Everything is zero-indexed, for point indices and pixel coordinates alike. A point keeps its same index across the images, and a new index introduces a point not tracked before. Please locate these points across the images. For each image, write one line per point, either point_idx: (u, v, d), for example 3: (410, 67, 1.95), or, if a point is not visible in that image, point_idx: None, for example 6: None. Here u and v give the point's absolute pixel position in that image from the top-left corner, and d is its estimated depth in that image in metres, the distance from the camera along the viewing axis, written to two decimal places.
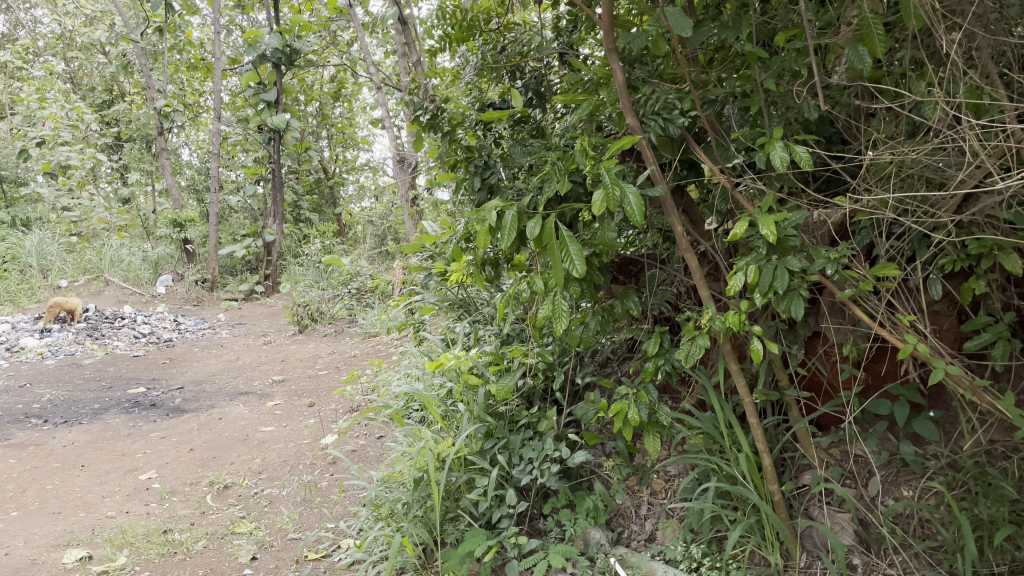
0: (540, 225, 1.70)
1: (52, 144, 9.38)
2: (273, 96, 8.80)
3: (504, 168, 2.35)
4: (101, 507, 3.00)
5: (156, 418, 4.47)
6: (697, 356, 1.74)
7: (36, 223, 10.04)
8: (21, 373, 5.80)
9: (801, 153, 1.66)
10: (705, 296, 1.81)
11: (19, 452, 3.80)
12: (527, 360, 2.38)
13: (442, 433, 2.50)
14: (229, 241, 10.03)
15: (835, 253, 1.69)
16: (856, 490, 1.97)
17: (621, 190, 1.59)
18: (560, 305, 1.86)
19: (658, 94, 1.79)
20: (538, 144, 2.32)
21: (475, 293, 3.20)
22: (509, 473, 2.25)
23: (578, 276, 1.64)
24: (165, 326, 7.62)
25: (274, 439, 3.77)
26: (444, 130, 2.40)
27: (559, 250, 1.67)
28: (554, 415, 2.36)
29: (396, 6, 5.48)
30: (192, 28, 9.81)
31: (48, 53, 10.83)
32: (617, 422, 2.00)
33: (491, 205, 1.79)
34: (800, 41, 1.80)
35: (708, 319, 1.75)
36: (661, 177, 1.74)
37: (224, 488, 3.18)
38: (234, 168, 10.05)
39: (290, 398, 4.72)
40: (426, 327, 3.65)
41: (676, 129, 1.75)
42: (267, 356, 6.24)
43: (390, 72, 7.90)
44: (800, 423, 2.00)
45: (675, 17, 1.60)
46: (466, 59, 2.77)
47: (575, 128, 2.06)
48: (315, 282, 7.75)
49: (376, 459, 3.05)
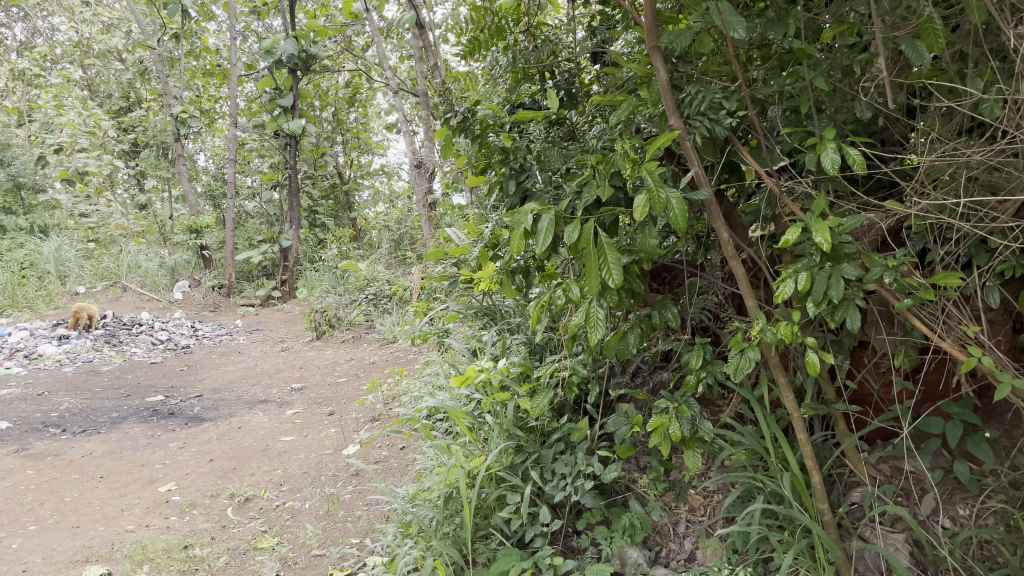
0: (578, 230, 1.60)
1: (70, 151, 9.39)
2: (289, 101, 8.80)
3: (540, 171, 2.23)
4: (121, 521, 2.94)
5: (174, 427, 4.41)
6: (746, 369, 1.65)
7: (54, 230, 10.07)
8: (39, 381, 5.77)
9: (855, 155, 1.56)
10: (752, 306, 1.72)
11: (37, 463, 3.76)
12: (560, 373, 2.29)
13: (471, 448, 2.41)
14: (245, 246, 10.01)
15: (894, 261, 1.59)
16: (910, 508, 1.87)
17: (665, 194, 1.51)
18: (597, 314, 1.77)
19: (704, 94, 1.69)
20: (574, 147, 2.19)
21: (499, 300, 3.12)
22: (541, 489, 2.17)
23: (616, 286, 1.55)
24: (182, 332, 7.59)
25: (294, 450, 3.70)
26: (474, 133, 2.30)
27: (598, 258, 1.58)
28: (587, 428, 2.27)
29: (412, 9, 5.44)
30: (208, 34, 9.82)
31: (66, 60, 10.87)
32: (657, 437, 1.91)
33: (527, 209, 1.70)
34: (853, 37, 1.71)
35: (759, 330, 1.65)
36: (706, 181, 1.65)
37: (245, 500, 3.11)
38: (250, 173, 10.05)
39: (309, 406, 4.66)
40: (450, 336, 3.57)
41: (723, 130, 1.66)
42: (285, 363, 6.18)
43: (406, 76, 7.86)
44: (851, 439, 1.90)
45: (726, 13, 1.51)
46: (493, 58, 2.67)
47: (613, 131, 1.96)
48: (331, 288, 7.71)
49: (400, 472, 2.97)
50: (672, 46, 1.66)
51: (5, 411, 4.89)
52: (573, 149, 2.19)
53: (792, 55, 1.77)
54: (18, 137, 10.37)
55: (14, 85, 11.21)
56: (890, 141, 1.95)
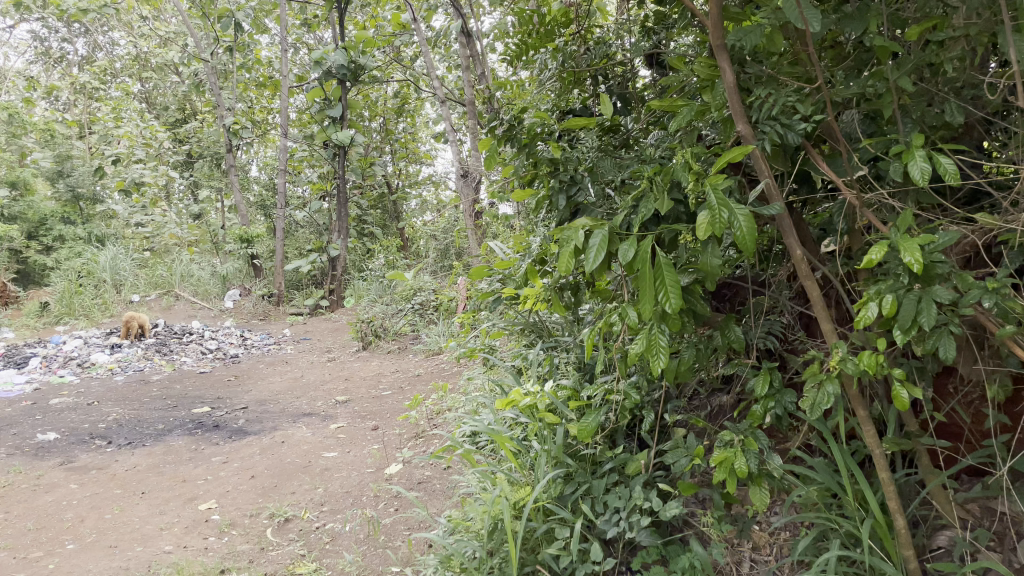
0: (634, 248, 1.46)
1: (127, 162, 9.56)
2: (338, 112, 8.87)
3: (593, 184, 2.08)
4: (159, 541, 2.87)
5: (219, 440, 4.37)
6: (825, 405, 1.47)
7: (110, 240, 10.26)
8: (90, 390, 5.81)
9: (947, 164, 1.38)
10: (828, 333, 1.55)
11: (81, 477, 3.73)
12: (612, 398, 2.14)
13: (516, 476, 2.28)
14: (295, 255, 10.08)
15: (994, 283, 1.40)
16: (1003, 555, 1.66)
17: (730, 210, 1.35)
18: (655, 339, 1.62)
19: (775, 97, 1.52)
20: (630, 157, 2.04)
21: (548, 316, 2.98)
22: (592, 523, 2.02)
23: (673, 312, 1.41)
24: (231, 341, 7.62)
25: (337, 467, 3.61)
26: (522, 142, 2.14)
27: (656, 280, 1.44)
28: (642, 457, 2.11)
29: (460, 17, 5.39)
30: (261, 47, 9.94)
31: (125, 74, 11.12)
32: (722, 473, 1.76)
33: (578, 225, 1.56)
34: (941, 32, 1.52)
35: (839, 361, 1.47)
36: (777, 193, 1.49)
37: (285, 521, 3.02)
38: (301, 183, 10.12)
39: (353, 420, 4.58)
40: (496, 350, 3.44)
41: (797, 137, 1.49)
42: (331, 374, 6.13)
43: (453, 86, 7.83)
44: (936, 478, 1.72)
45: (800, 9, 1.35)
46: (542, 59, 2.51)
47: (673, 140, 1.81)
48: (378, 298, 7.68)
49: (443, 494, 2.86)
50: (739, 46, 1.50)
51: (54, 421, 4.91)
52: (630, 158, 2.04)
53: (871, 52, 1.59)
54: (78, 149, 10.60)
55: (76, 99, 11.51)
56: (982, 147, 1.77)
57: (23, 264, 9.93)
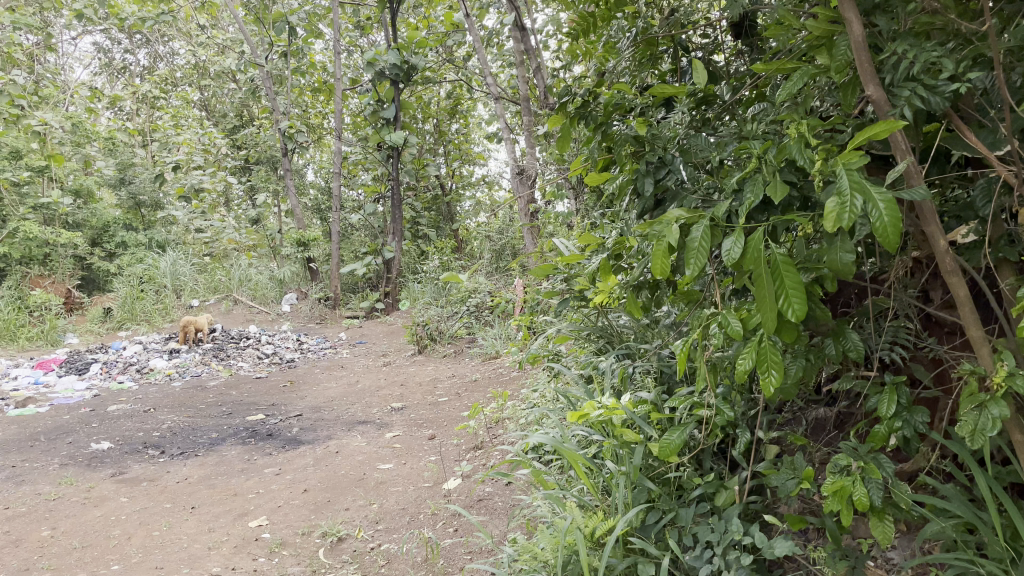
0: (742, 243, 1.19)
1: (186, 168, 9.57)
2: (391, 114, 8.77)
3: (685, 165, 1.77)
4: (206, 562, 2.70)
5: (272, 450, 4.22)
6: (993, 433, 1.21)
7: (171, 246, 10.37)
8: (148, 396, 5.75)
9: None
10: (980, 342, 1.28)
11: (132, 489, 3.61)
12: (700, 413, 1.86)
13: (590, 501, 2.04)
14: (351, 259, 10.01)
15: None
16: None
17: (866, 196, 1.08)
18: (768, 352, 1.34)
19: (915, 55, 1.23)
20: (729, 133, 1.74)
21: (617, 319, 2.74)
22: (680, 560, 1.76)
23: (796, 320, 1.13)
24: (288, 346, 7.53)
25: (392, 480, 3.41)
26: (597, 120, 1.89)
27: (770, 283, 1.17)
28: (736, 481, 1.84)
29: (513, 10, 5.16)
30: (315, 52, 9.87)
31: (185, 82, 11.28)
32: (839, 506, 1.50)
33: (671, 218, 1.31)
34: None
35: (1006, 376, 1.21)
36: (918, 173, 1.22)
37: (337, 541, 2.83)
38: (356, 186, 10.06)
39: (409, 428, 4.39)
40: (560, 357, 3.20)
41: (944, 100, 1.20)
42: (386, 379, 5.97)
43: (506, 84, 7.64)
44: None
45: None
46: (616, 26, 2.26)
47: (782, 110, 1.53)
48: (433, 300, 7.53)
49: (505, 513, 2.66)
50: None
51: (110, 429, 4.84)
52: (726, 135, 1.77)
53: None
54: (139, 157, 10.74)
55: (140, 108, 11.70)
56: None
57: (87, 271, 10.04)
